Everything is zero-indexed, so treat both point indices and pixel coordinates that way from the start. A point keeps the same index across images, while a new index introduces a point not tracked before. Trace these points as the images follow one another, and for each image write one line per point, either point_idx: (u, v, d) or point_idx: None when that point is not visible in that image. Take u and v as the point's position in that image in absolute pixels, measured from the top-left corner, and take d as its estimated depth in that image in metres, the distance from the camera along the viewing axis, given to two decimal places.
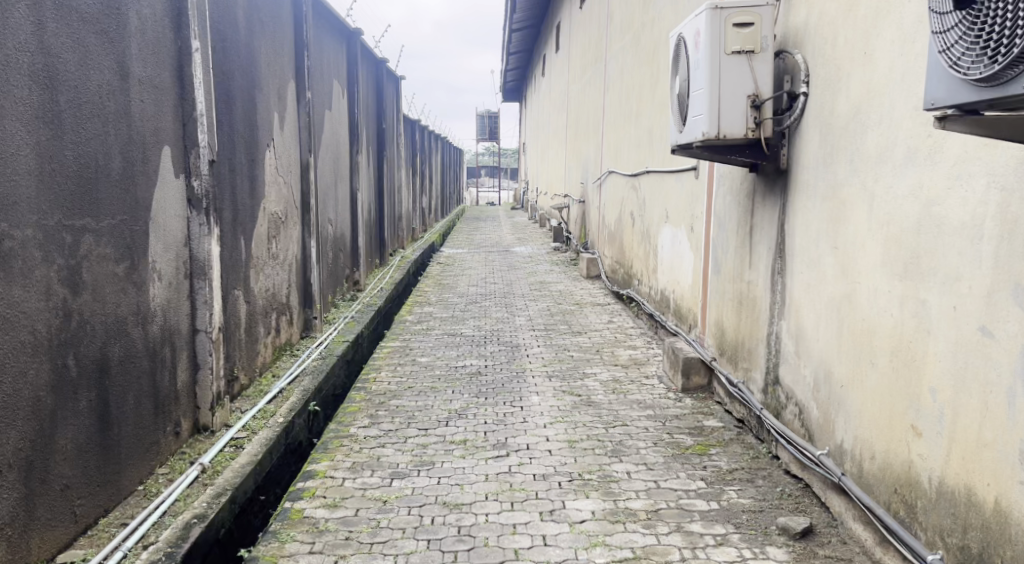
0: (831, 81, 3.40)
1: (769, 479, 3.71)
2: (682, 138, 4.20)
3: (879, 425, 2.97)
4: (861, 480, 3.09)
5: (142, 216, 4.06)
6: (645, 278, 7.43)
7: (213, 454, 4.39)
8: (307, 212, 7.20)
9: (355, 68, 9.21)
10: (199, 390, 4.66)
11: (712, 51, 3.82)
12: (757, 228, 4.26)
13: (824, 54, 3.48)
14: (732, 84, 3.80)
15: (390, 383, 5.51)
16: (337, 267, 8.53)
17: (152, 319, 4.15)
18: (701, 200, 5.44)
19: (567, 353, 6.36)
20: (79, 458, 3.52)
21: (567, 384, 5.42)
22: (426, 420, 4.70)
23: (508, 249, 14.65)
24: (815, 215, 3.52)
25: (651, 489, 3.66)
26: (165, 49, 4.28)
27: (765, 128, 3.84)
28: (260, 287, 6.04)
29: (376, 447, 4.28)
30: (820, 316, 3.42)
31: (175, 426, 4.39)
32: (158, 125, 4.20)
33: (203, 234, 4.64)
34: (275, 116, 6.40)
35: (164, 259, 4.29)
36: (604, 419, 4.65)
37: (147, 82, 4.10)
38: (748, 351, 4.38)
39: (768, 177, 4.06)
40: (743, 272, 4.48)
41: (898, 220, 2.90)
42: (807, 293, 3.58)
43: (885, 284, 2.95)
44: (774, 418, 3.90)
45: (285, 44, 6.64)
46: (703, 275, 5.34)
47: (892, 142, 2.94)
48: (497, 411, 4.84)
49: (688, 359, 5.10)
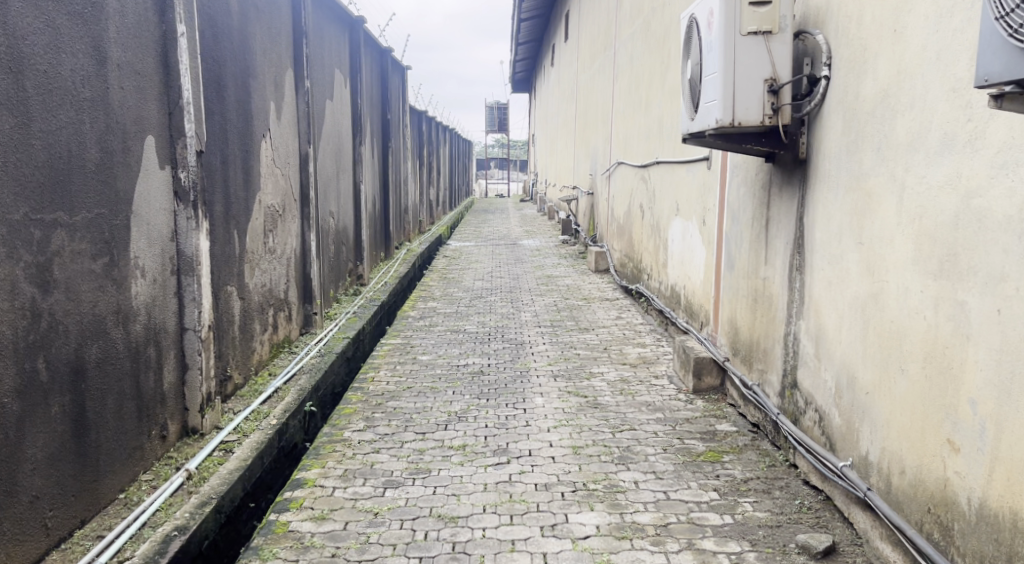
0: (855, 63, 3.15)
1: (788, 490, 3.47)
2: (694, 127, 3.96)
3: (909, 438, 2.72)
4: (888, 497, 2.84)
5: (123, 208, 3.85)
6: (655, 273, 7.19)
7: (199, 459, 4.18)
8: (306, 203, 6.96)
9: (358, 56, 8.97)
10: (187, 392, 4.44)
11: (726, 31, 3.56)
12: (774, 222, 4.01)
13: (848, 34, 3.22)
14: (749, 67, 3.54)
15: (388, 384, 5.28)
16: (339, 260, 8.31)
17: (134, 318, 3.94)
18: (714, 191, 5.19)
19: (573, 351, 6.13)
20: (51, 469, 3.31)
21: (573, 384, 5.20)
22: (425, 424, 4.48)
23: (516, 242, 14.41)
24: (839, 209, 3.26)
25: (660, 501, 3.43)
26: (148, 33, 4.07)
27: (783, 115, 3.58)
28: (255, 283, 5.82)
29: (370, 452, 4.06)
30: (844, 317, 3.16)
31: (162, 429, 4.19)
32: (140, 113, 3.99)
33: (191, 228, 4.41)
34: (271, 104, 6.18)
35: (149, 254, 4.08)
36: (611, 423, 4.42)
37: (128, 67, 3.89)
38: (764, 352, 4.15)
39: (787, 167, 3.82)
40: (759, 268, 4.24)
41: (932, 213, 2.65)
42: (829, 292, 3.32)
43: (917, 283, 2.70)
44: (791, 424, 3.66)
45: (282, 29, 6.41)
46: (716, 270, 5.10)
47: (924, 127, 2.69)
48: (499, 414, 4.61)
49: (699, 359, 4.86)
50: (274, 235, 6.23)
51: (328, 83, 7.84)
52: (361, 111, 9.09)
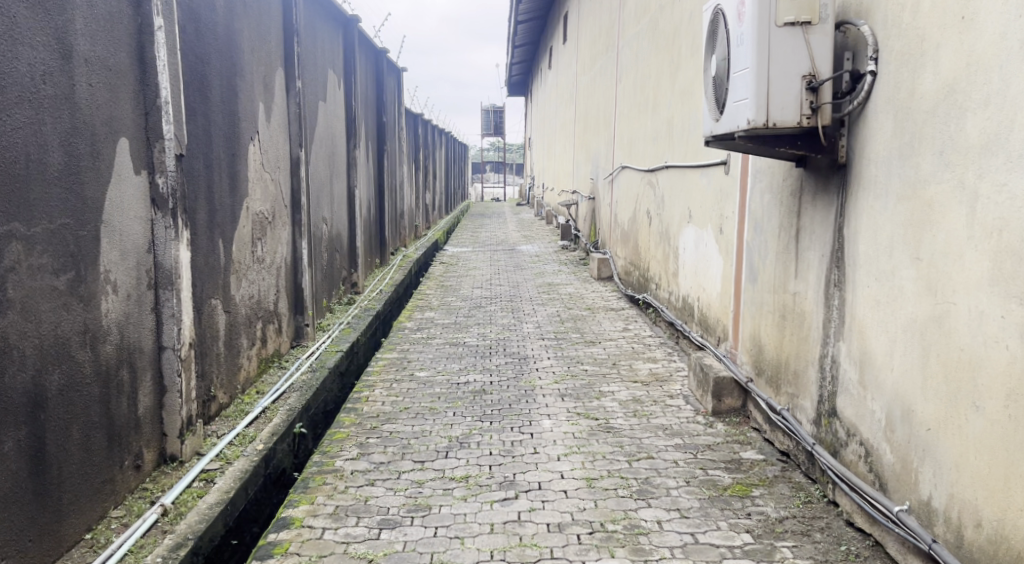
0: (911, 56, 2.83)
1: (830, 533, 3.13)
2: (720, 129, 3.61)
3: (987, 486, 2.38)
4: (958, 551, 2.50)
5: (91, 217, 3.52)
6: (665, 283, 6.83)
7: (176, 492, 3.81)
8: (297, 210, 6.60)
9: (352, 56, 8.61)
10: (166, 416, 4.08)
11: (759, 23, 3.23)
12: (806, 233, 3.66)
13: (901, 24, 2.89)
14: (784, 62, 3.20)
15: (384, 404, 4.91)
16: (332, 269, 7.93)
17: (104, 339, 3.59)
18: (733, 198, 4.83)
19: (580, 367, 5.76)
20: (3, 511, 2.98)
21: (582, 405, 4.84)
22: (423, 451, 4.12)
23: (514, 248, 13.99)
24: (889, 220, 2.92)
25: (688, 545, 3.10)
26: (121, 26, 3.73)
27: (823, 115, 3.24)
28: (242, 295, 5.45)
29: (364, 485, 3.70)
30: (896, 342, 2.82)
31: (136, 458, 3.83)
32: (111, 113, 3.66)
33: (169, 238, 4.05)
34: (260, 105, 5.82)
35: (122, 268, 3.74)
36: (626, 450, 4.07)
37: (97, 62, 3.57)
38: (794, 375, 3.80)
39: (822, 172, 3.47)
40: (788, 282, 3.88)
41: (1015, 226, 2.33)
42: (877, 313, 2.97)
43: (996, 306, 2.37)
44: (830, 457, 3.30)
45: (272, 26, 6.06)
46: (735, 282, 4.74)
47: (1005, 128, 2.38)
48: (504, 440, 4.25)
49: (719, 379, 4.50)
50: (262, 244, 5.86)
51: (320, 84, 7.47)
52: (355, 113, 8.73)
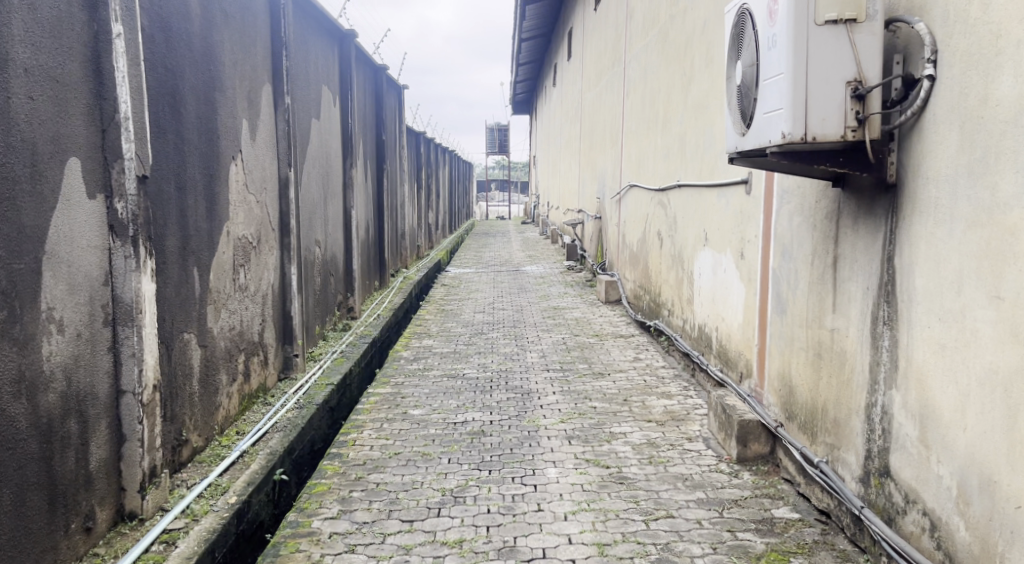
0: (984, 57, 2.39)
1: None
2: (749, 143, 3.16)
3: None
4: None
5: (30, 247, 3.09)
6: (678, 309, 6.36)
7: (131, 559, 3.35)
8: (286, 234, 6.16)
9: (348, 71, 8.20)
10: (125, 468, 3.60)
11: (796, 22, 2.79)
12: (845, 262, 3.20)
13: (970, 20, 2.45)
14: (826, 67, 2.77)
15: (373, 449, 4.44)
16: (325, 294, 7.47)
17: (46, 386, 3.15)
18: (757, 219, 4.37)
19: (588, 404, 5.28)
20: None
21: (592, 449, 4.36)
22: (413, 507, 3.66)
23: (519, 269, 13.53)
24: (956, 250, 2.49)
25: None
26: (71, 34, 3.30)
27: (871, 127, 2.78)
28: (221, 327, 5.00)
29: (344, 553, 3.26)
30: (970, 396, 2.41)
31: (88, 519, 3.38)
32: (59, 130, 3.23)
33: (130, 269, 3.59)
34: (244, 122, 5.39)
35: (71, 304, 3.30)
36: (643, 507, 3.60)
37: (41, 71, 3.14)
38: (833, 423, 3.33)
39: (866, 193, 3.02)
40: (824, 317, 3.42)
41: None
42: (942, 359, 2.53)
43: None
44: (882, 524, 2.84)
45: (258, 38, 5.65)
46: (761, 313, 4.27)
47: None
48: (504, 494, 3.78)
49: (745, 422, 4.02)
50: (246, 270, 5.42)
51: (313, 100, 7.05)
52: (352, 131, 8.32)
